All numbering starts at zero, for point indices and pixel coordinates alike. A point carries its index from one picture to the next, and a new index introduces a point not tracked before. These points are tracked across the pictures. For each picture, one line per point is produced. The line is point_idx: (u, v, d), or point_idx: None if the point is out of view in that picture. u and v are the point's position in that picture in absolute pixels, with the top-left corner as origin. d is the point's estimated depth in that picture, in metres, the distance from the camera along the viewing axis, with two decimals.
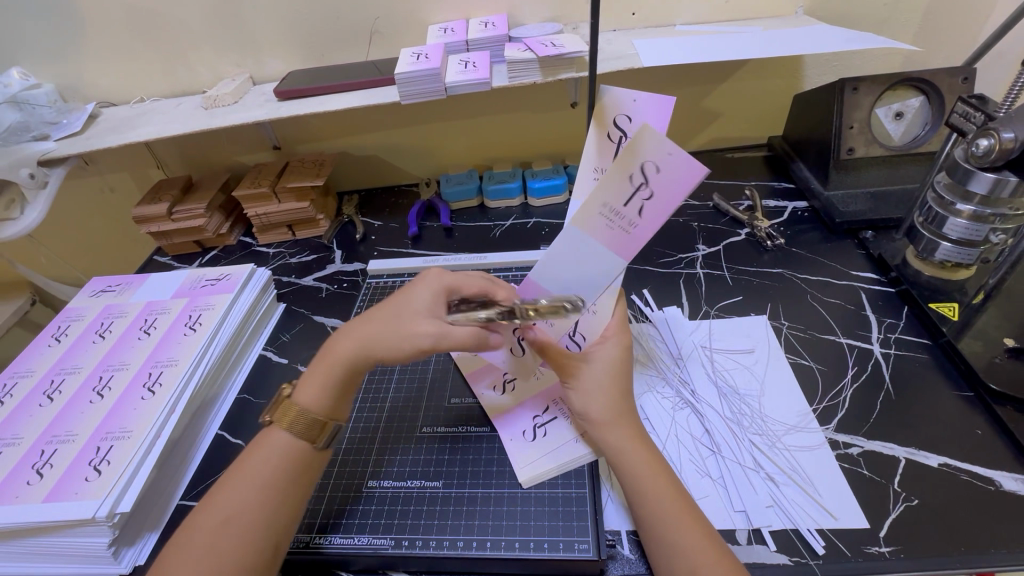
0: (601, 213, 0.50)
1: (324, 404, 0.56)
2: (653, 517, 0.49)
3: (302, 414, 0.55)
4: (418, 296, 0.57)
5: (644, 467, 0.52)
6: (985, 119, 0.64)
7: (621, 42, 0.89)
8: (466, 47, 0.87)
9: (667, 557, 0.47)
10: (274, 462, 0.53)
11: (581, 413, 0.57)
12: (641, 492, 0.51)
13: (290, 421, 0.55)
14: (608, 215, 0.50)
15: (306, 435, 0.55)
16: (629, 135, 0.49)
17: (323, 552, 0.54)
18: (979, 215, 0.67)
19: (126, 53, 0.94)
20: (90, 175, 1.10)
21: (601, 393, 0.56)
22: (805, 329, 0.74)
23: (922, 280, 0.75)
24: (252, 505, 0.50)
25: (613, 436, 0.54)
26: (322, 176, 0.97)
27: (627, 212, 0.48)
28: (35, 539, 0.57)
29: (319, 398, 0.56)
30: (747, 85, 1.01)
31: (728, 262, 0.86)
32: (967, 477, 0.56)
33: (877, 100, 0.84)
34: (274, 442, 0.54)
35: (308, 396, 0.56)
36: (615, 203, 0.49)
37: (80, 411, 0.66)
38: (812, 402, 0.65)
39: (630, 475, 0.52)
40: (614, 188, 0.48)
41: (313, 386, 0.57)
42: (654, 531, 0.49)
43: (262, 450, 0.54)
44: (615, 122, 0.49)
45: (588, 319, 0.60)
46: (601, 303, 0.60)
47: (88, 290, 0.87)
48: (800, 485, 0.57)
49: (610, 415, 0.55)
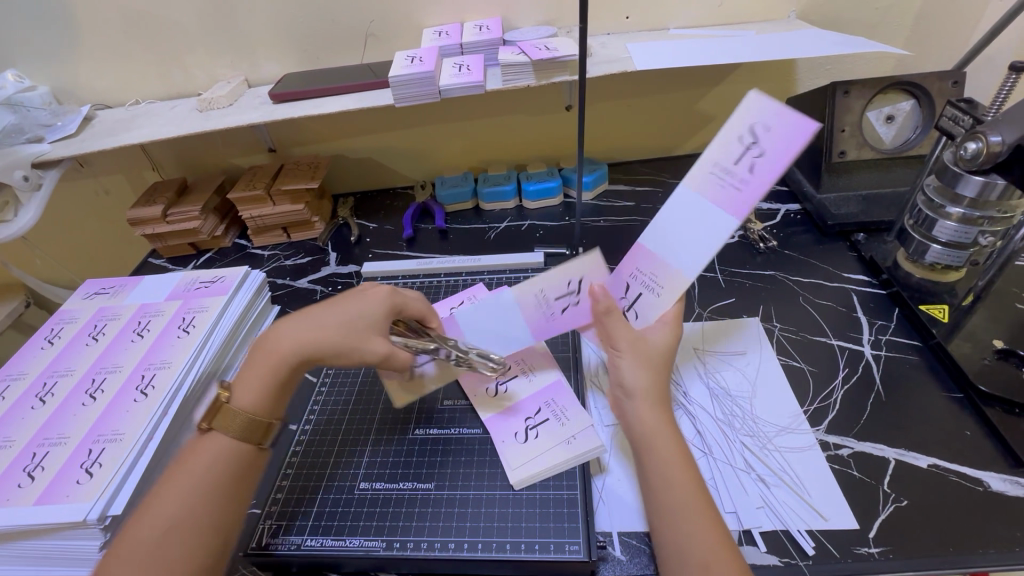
0: (714, 173, 0.52)
1: (263, 405, 0.54)
2: (671, 508, 0.49)
3: (242, 416, 0.53)
4: (367, 307, 0.59)
5: (673, 454, 0.51)
6: (974, 123, 0.64)
7: (615, 45, 0.89)
8: (460, 51, 0.88)
9: (678, 551, 0.47)
10: (216, 467, 0.51)
11: (626, 384, 0.55)
12: (663, 481, 0.50)
13: (231, 424, 0.53)
14: (541, 300, 0.62)
15: (244, 437, 0.53)
16: (756, 143, 0.48)
17: (274, 555, 0.54)
18: (967, 218, 0.68)
19: (121, 56, 0.94)
20: (85, 177, 1.10)
21: (648, 368, 0.55)
22: (796, 331, 0.74)
23: (912, 283, 0.75)
24: (192, 508, 0.48)
25: (651, 416, 0.53)
26: (317, 179, 0.97)
27: (739, 168, 0.50)
28: (26, 543, 0.57)
29: (259, 399, 0.54)
30: (740, 89, 1.02)
31: (721, 264, 0.87)
32: (955, 478, 0.56)
33: (867, 104, 0.85)
34: (210, 445, 0.52)
35: (245, 398, 0.54)
36: (725, 162, 0.51)
37: (72, 413, 0.66)
38: (803, 404, 0.65)
39: (657, 462, 0.51)
40: (721, 149, 0.51)
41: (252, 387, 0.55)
42: (670, 522, 0.48)
43: (202, 452, 0.52)
44: (749, 127, 0.48)
45: (649, 297, 0.58)
46: (667, 286, 0.57)
47: (82, 292, 0.87)
48: (790, 486, 0.57)
49: (652, 393, 0.54)
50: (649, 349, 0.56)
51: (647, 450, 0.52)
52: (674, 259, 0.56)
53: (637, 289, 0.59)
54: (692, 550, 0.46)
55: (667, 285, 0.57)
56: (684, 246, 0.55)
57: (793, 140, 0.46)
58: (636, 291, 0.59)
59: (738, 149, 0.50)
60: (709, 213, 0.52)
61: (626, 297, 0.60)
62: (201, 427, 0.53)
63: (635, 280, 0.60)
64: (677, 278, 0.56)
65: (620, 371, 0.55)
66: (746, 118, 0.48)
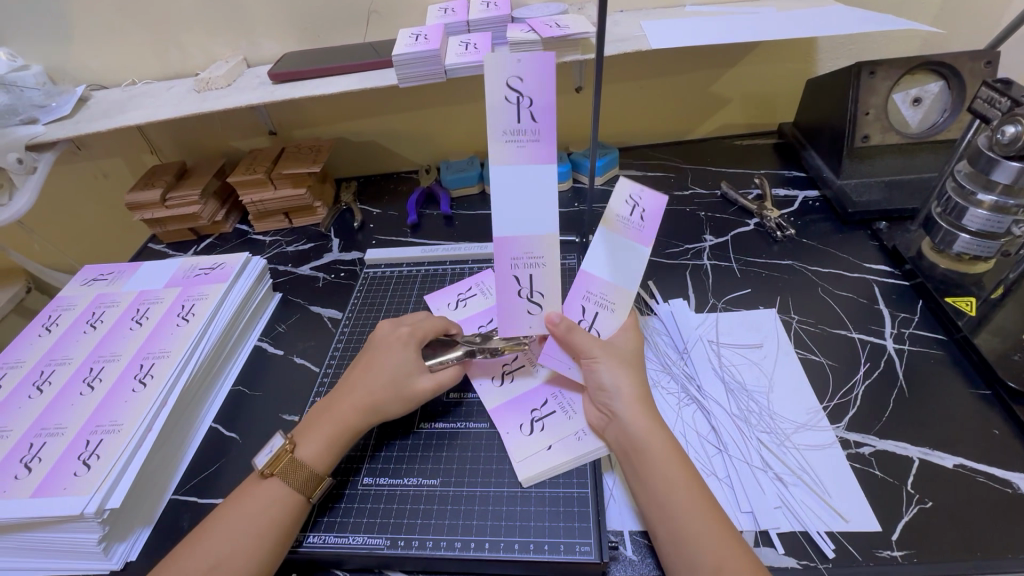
0: (619, 225, 0.56)
1: (326, 462, 0.55)
2: (672, 509, 0.48)
3: (307, 472, 0.53)
4: (393, 356, 0.61)
5: (669, 456, 0.51)
6: (1011, 106, 0.61)
7: (628, 23, 0.85)
8: (466, 28, 0.84)
9: (687, 551, 0.46)
10: (268, 512, 0.51)
11: (607, 387, 0.56)
12: (662, 480, 0.49)
13: (297, 477, 0.53)
14: (526, 264, 0.56)
15: (303, 490, 0.53)
16: (642, 206, 0.54)
17: (316, 551, 0.53)
18: (1001, 206, 0.64)
19: (116, 35, 0.91)
20: (83, 160, 1.07)
21: (627, 369, 0.57)
22: (815, 324, 0.72)
23: (938, 274, 0.72)
24: (235, 556, 0.48)
25: (636, 417, 0.53)
26: (319, 162, 0.94)
27: (629, 229, 0.56)
28: (24, 536, 0.56)
29: (323, 458, 0.55)
30: (758, 70, 0.98)
31: (736, 253, 0.84)
32: (983, 480, 0.54)
33: (894, 85, 0.81)
34: (269, 492, 0.52)
35: (311, 451, 0.55)
36: (618, 224, 0.56)
37: (70, 403, 0.65)
38: (822, 400, 0.63)
39: (653, 465, 0.50)
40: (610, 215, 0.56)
41: (318, 444, 0.55)
42: (672, 522, 0.47)
43: (260, 494, 0.52)
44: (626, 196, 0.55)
45: (606, 315, 0.59)
46: (620, 302, 0.59)
47: (79, 278, 0.85)
48: (809, 486, 0.55)
49: (636, 393, 0.55)
50: (621, 352, 0.58)
51: (639, 452, 0.52)
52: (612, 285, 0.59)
53: (592, 309, 0.60)
54: (699, 550, 0.45)
55: (618, 301, 0.59)
56: (618, 277, 0.58)
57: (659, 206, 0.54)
58: (592, 311, 0.60)
59: (624, 217, 0.56)
60: (622, 258, 0.57)
61: (584, 318, 0.60)
62: (263, 472, 0.53)
63: (589, 301, 0.60)
64: (625, 294, 0.58)
65: (599, 375, 0.57)
66: (623, 191, 0.55)
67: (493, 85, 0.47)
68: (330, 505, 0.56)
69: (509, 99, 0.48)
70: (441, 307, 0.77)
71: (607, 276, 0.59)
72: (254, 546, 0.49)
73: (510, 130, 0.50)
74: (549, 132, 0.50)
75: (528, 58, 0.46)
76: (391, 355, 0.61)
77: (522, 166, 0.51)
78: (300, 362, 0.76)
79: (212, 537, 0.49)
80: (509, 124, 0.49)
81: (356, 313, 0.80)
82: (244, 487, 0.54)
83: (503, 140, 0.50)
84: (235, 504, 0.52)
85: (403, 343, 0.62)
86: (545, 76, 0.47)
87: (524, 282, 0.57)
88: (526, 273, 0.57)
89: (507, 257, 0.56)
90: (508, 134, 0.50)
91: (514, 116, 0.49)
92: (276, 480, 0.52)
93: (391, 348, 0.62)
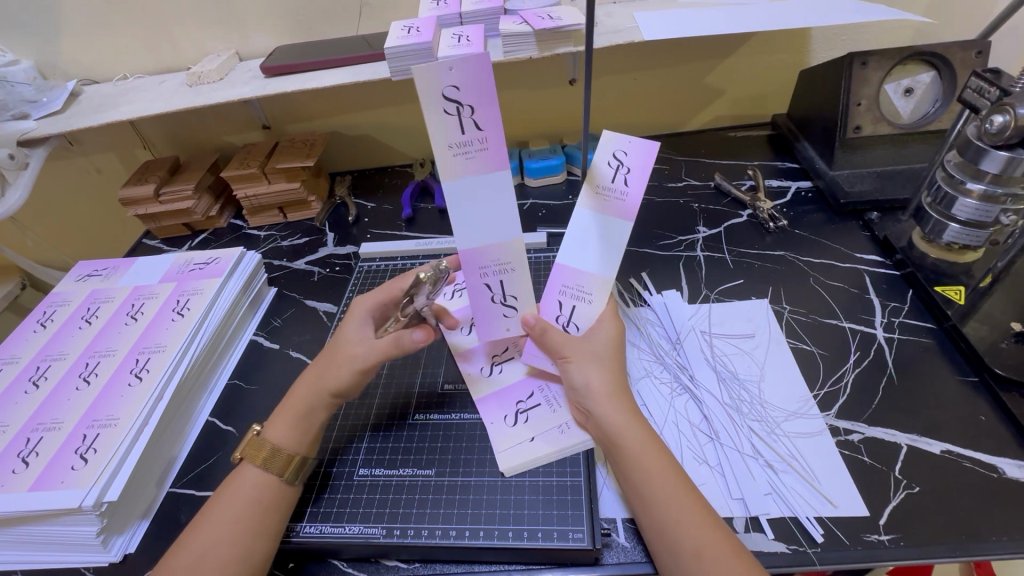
0: (599, 194, 0.56)
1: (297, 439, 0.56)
2: (652, 499, 0.49)
3: (275, 453, 0.54)
4: (350, 329, 0.61)
5: (644, 446, 0.51)
6: (1000, 95, 0.61)
7: (621, 15, 0.85)
8: (459, 21, 0.84)
9: (668, 538, 0.46)
10: (246, 496, 0.52)
11: (578, 385, 0.57)
12: (642, 472, 0.50)
13: (261, 459, 0.54)
14: (497, 272, 0.57)
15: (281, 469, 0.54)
16: (626, 168, 0.54)
17: (315, 541, 0.53)
18: (989, 196, 0.65)
19: (106, 28, 0.90)
20: (76, 156, 1.07)
21: (599, 366, 0.57)
22: (807, 314, 0.72)
23: (928, 263, 0.73)
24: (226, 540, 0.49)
25: (609, 410, 0.54)
26: (313, 156, 0.94)
27: (616, 186, 0.55)
28: (22, 529, 0.56)
29: (288, 436, 0.56)
30: (751, 61, 0.98)
31: (729, 245, 0.84)
32: (969, 465, 0.55)
33: (886, 76, 0.81)
34: (246, 476, 0.53)
35: (278, 432, 0.56)
36: (604, 183, 0.55)
37: (66, 398, 0.65)
38: (813, 388, 0.64)
39: (631, 456, 0.51)
40: (594, 178, 0.56)
41: (280, 425, 0.56)
42: (655, 510, 0.48)
43: (234, 484, 0.53)
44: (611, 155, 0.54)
45: (582, 306, 0.60)
46: (597, 290, 0.59)
47: (74, 274, 0.85)
48: (799, 472, 0.56)
49: (607, 389, 0.55)
50: (594, 347, 0.58)
51: (616, 446, 0.52)
52: (595, 268, 0.59)
53: (568, 301, 0.61)
54: (679, 537, 0.46)
55: (595, 290, 0.59)
56: (604, 253, 0.59)
57: (646, 159, 0.53)
58: (569, 305, 0.61)
59: (610, 173, 0.55)
60: (611, 223, 0.56)
61: (562, 314, 0.61)
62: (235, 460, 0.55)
63: (565, 295, 0.61)
64: (602, 282, 0.59)
65: (571, 374, 0.57)
66: (609, 144, 0.54)
67: (429, 103, 0.45)
68: (328, 498, 0.57)
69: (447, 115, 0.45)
70: None
71: (588, 265, 0.60)
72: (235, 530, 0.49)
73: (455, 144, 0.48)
74: (497, 140, 0.48)
75: (459, 65, 0.43)
76: (350, 326, 0.62)
77: (472, 179, 0.50)
78: (295, 356, 0.77)
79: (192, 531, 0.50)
80: (453, 137, 0.47)
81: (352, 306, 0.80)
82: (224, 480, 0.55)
83: (449, 155, 0.48)
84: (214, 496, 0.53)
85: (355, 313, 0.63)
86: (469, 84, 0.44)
87: (495, 288, 0.59)
88: (496, 279, 0.58)
89: (476, 267, 0.57)
90: (455, 149, 0.48)
91: (458, 131, 0.47)
92: (246, 465, 0.54)
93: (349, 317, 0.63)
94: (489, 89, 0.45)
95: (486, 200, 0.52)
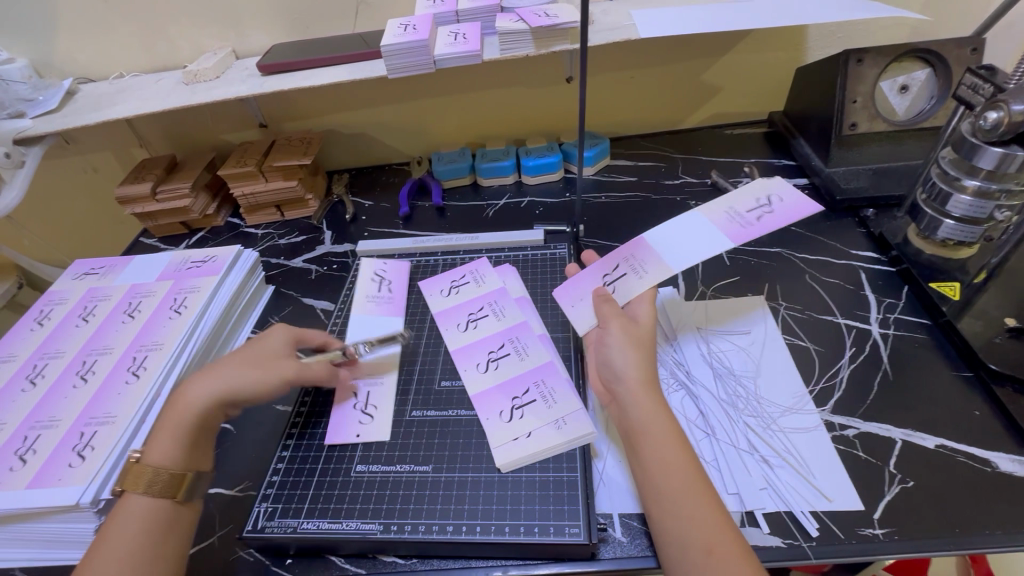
0: (727, 213, 0.65)
1: (175, 459, 0.54)
2: (668, 492, 0.49)
3: (156, 474, 0.52)
4: (271, 342, 0.63)
5: (668, 437, 0.51)
6: (994, 92, 0.61)
7: (617, 12, 0.85)
8: (455, 19, 0.84)
9: (680, 532, 0.47)
10: (140, 525, 0.50)
11: (617, 370, 0.57)
12: (660, 464, 0.50)
13: (144, 483, 0.52)
14: (365, 395, 0.65)
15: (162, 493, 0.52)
16: (770, 208, 0.63)
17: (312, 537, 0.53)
18: (984, 192, 0.65)
19: (101, 26, 0.90)
20: (72, 155, 1.07)
21: (639, 354, 0.57)
22: (802, 310, 0.73)
23: (923, 259, 0.73)
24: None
25: (640, 400, 0.54)
26: (310, 154, 0.94)
27: (749, 215, 0.63)
28: (19, 526, 0.56)
29: (170, 453, 0.54)
30: (747, 58, 0.98)
31: (726, 242, 0.84)
32: (963, 459, 0.55)
33: (881, 73, 0.81)
34: (131, 507, 0.51)
35: (159, 453, 0.54)
36: (739, 209, 0.65)
37: (63, 396, 0.65)
38: (808, 384, 0.64)
39: (652, 448, 0.51)
40: (743, 199, 0.65)
41: (161, 444, 0.54)
42: (669, 503, 0.48)
43: (121, 516, 0.51)
44: (767, 195, 0.64)
45: (632, 278, 0.65)
46: (653, 271, 0.64)
47: (70, 272, 0.85)
48: (794, 467, 0.56)
49: (643, 378, 0.55)
50: (638, 334, 0.59)
51: (640, 436, 0.52)
52: (666, 255, 0.64)
53: (624, 269, 0.67)
54: (692, 531, 0.46)
55: (652, 270, 0.64)
56: (682, 250, 0.64)
57: (795, 209, 0.62)
58: (622, 272, 0.67)
59: (753, 205, 0.64)
60: (713, 233, 0.63)
61: (612, 277, 0.67)
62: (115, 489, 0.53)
63: (625, 264, 0.67)
64: (660, 267, 0.63)
65: (612, 357, 0.58)
66: (770, 188, 0.65)
67: (364, 274, 0.81)
68: (325, 494, 0.57)
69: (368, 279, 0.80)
70: (433, 294, 0.78)
71: (659, 252, 0.65)
72: (136, 558, 0.48)
73: (375, 293, 0.77)
74: (400, 298, 0.78)
75: (390, 263, 0.83)
76: (273, 340, 0.63)
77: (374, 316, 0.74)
78: None
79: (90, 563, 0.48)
80: (370, 292, 0.78)
81: (348, 303, 0.80)
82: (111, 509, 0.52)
83: (365, 300, 0.76)
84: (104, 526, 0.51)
85: (277, 331, 0.65)
86: (396, 275, 0.81)
87: (362, 396, 0.65)
88: (366, 391, 0.66)
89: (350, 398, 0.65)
90: (370, 298, 0.77)
91: (375, 288, 0.79)
92: (129, 494, 0.52)
93: (271, 333, 0.65)
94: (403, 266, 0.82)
95: (379, 327, 0.73)
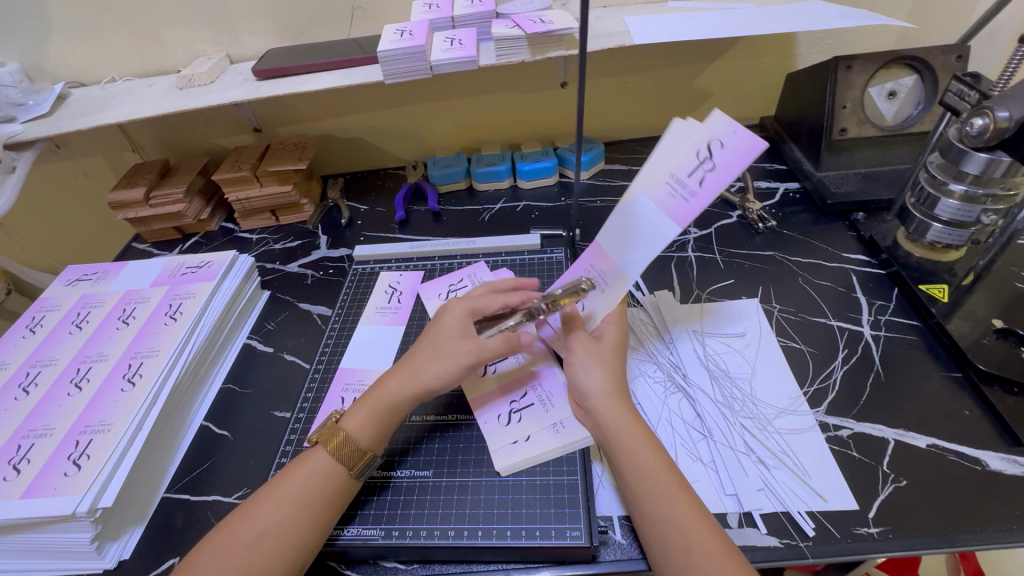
0: (668, 183, 0.55)
1: (369, 434, 0.55)
2: (647, 497, 0.49)
3: (349, 441, 0.54)
4: (448, 323, 0.61)
5: (641, 444, 0.52)
6: (980, 99, 0.63)
7: (611, 19, 0.86)
8: (451, 24, 0.84)
9: (660, 535, 0.47)
10: (315, 484, 0.52)
11: (582, 384, 0.58)
12: (633, 470, 0.51)
13: (337, 445, 0.54)
14: (348, 396, 0.66)
15: (348, 461, 0.54)
16: (713, 162, 0.52)
17: (337, 544, 0.53)
18: (971, 196, 0.68)
19: (94, 31, 0.89)
20: (63, 159, 1.06)
21: (602, 366, 0.58)
22: (796, 312, 0.74)
23: (912, 262, 0.75)
24: (284, 522, 0.49)
25: (610, 412, 0.55)
26: (305, 159, 0.93)
27: (691, 181, 0.53)
28: (14, 537, 0.56)
29: (365, 429, 0.55)
30: (740, 64, 1.00)
31: (720, 245, 0.85)
32: (954, 458, 0.57)
33: (870, 79, 0.83)
34: (315, 462, 0.54)
35: (356, 422, 0.56)
36: (680, 174, 0.54)
37: (57, 404, 0.64)
38: (803, 386, 0.65)
39: (626, 456, 0.52)
40: (680, 159, 0.54)
41: (361, 414, 0.56)
42: (648, 507, 0.49)
43: (304, 468, 0.53)
44: (706, 145, 0.53)
45: (596, 293, 0.63)
46: (612, 284, 0.62)
47: (63, 279, 0.84)
48: (791, 468, 0.57)
49: (608, 389, 0.56)
50: (602, 349, 0.59)
51: (612, 444, 0.53)
52: (621, 259, 0.60)
53: (587, 284, 0.65)
54: (671, 532, 0.47)
55: (610, 284, 0.62)
56: (634, 250, 0.59)
57: (739, 160, 0.50)
58: (585, 286, 0.65)
59: (693, 164, 0.53)
60: (660, 218, 0.56)
61: None
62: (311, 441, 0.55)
63: (588, 277, 0.65)
64: (618, 280, 0.61)
65: (576, 375, 0.59)
66: (707, 133, 0.52)
67: (379, 287, 0.82)
68: None
69: (384, 289, 0.81)
70: (431, 298, 0.78)
71: (613, 258, 0.61)
72: (297, 516, 0.50)
73: (385, 305, 0.79)
74: (406, 309, 0.78)
75: (404, 275, 0.84)
76: (448, 320, 0.62)
77: (380, 326, 0.76)
78: (289, 359, 0.76)
79: (254, 507, 0.51)
80: (381, 303, 0.79)
81: (346, 309, 0.80)
82: (301, 455, 0.56)
83: (374, 311, 0.78)
84: (283, 476, 0.53)
85: (451, 311, 0.63)
86: (409, 287, 0.81)
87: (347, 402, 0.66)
88: (351, 396, 0.66)
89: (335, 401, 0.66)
90: (378, 309, 0.78)
91: (385, 299, 0.80)
92: (319, 449, 0.54)
93: (443, 317, 0.63)
94: (416, 278, 0.83)
95: (377, 338, 0.74)
